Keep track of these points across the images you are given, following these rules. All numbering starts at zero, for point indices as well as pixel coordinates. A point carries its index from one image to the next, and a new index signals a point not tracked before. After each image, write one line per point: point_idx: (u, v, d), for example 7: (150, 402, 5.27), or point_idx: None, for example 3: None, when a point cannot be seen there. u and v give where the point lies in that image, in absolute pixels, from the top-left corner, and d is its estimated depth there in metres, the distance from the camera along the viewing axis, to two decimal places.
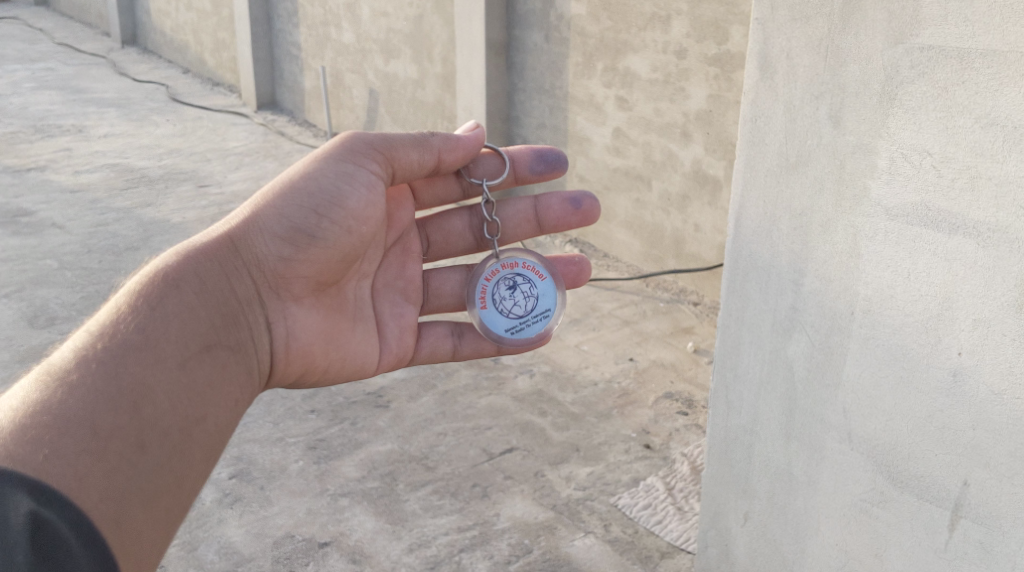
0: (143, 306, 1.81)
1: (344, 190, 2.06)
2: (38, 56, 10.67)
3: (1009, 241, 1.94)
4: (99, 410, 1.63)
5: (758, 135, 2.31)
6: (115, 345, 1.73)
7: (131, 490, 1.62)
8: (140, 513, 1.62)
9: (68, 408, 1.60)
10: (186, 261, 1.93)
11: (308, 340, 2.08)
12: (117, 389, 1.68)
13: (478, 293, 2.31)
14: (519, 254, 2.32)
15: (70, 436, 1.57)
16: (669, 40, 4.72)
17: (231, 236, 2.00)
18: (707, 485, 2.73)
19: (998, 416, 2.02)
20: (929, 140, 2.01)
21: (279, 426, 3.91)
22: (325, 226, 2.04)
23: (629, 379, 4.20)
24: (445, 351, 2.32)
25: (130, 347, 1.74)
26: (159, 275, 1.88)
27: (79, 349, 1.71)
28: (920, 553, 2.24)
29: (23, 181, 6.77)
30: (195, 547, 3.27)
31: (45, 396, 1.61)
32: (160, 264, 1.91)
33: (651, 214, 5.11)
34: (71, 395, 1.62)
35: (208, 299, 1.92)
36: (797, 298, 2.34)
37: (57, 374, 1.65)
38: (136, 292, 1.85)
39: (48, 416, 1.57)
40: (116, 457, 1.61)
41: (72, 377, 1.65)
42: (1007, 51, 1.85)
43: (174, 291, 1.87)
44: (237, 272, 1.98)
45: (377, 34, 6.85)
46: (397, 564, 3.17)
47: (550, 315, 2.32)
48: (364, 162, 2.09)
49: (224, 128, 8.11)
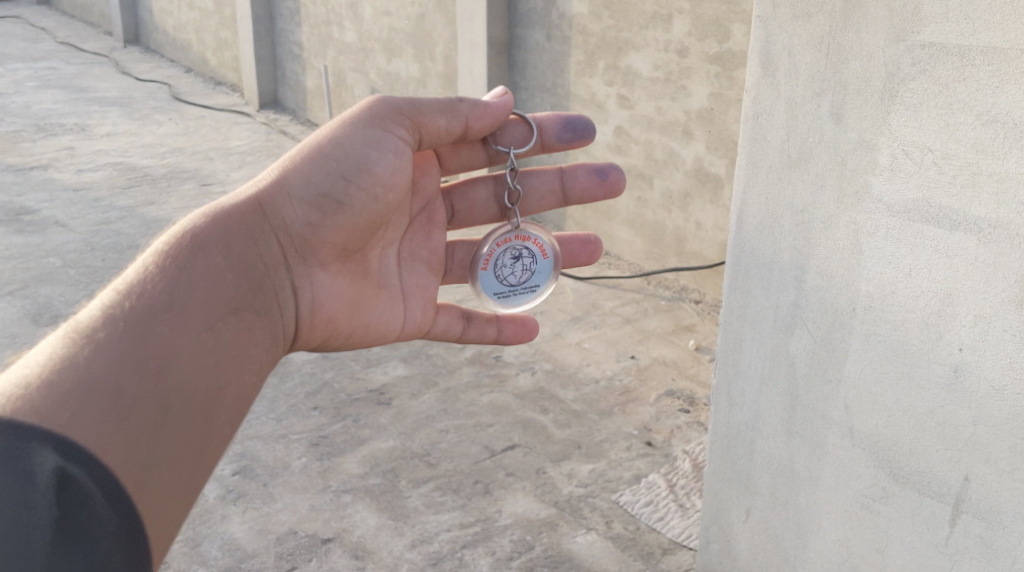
0: (169, 269, 1.69)
1: (372, 156, 1.90)
2: (40, 55, 10.69)
3: (1010, 237, 1.95)
4: (123, 374, 1.51)
5: (760, 133, 2.33)
6: (140, 308, 1.61)
7: (154, 458, 1.47)
8: (167, 478, 1.49)
9: (91, 369, 1.48)
10: (212, 224, 1.80)
11: (333, 307, 1.94)
12: (140, 355, 1.54)
13: (483, 257, 2.18)
14: (534, 229, 2.20)
15: (95, 398, 1.44)
16: (670, 39, 4.73)
17: (258, 198, 1.87)
18: (708, 481, 2.74)
19: (999, 411, 2.04)
20: (930, 137, 2.02)
21: (282, 423, 3.92)
22: (352, 193, 1.89)
23: (631, 377, 4.22)
24: (456, 331, 2.19)
25: (154, 310, 1.61)
26: (185, 237, 1.76)
27: (103, 313, 1.59)
28: (920, 548, 2.25)
29: (26, 179, 6.78)
30: (199, 543, 3.28)
31: (68, 356, 1.49)
32: (186, 226, 1.79)
33: (653, 212, 5.12)
34: (95, 355, 1.50)
35: (235, 263, 1.78)
36: (799, 294, 2.35)
37: (81, 334, 1.54)
38: (162, 254, 1.73)
39: (71, 379, 1.45)
40: (140, 425, 1.48)
41: (97, 337, 1.53)
42: (1007, 48, 1.86)
43: (200, 253, 1.74)
44: (263, 236, 1.85)
45: (379, 33, 6.87)
46: (399, 560, 3.18)
47: (537, 291, 2.25)
48: (393, 126, 1.93)
49: (227, 127, 8.13)
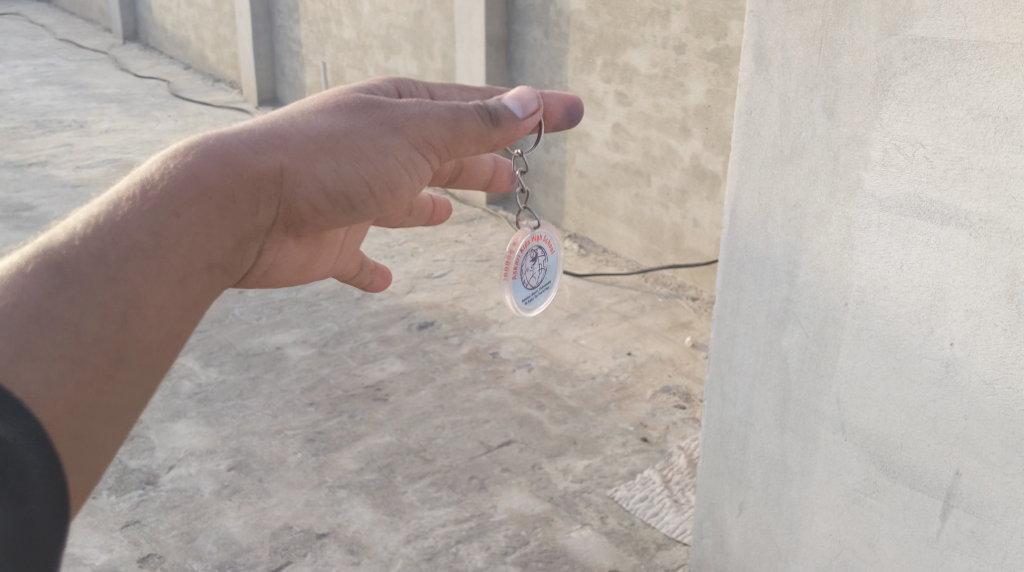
0: (167, 208, 1.28)
1: (400, 175, 1.54)
2: (41, 52, 10.69)
3: (1000, 232, 1.95)
4: (86, 317, 1.16)
5: (754, 127, 2.33)
6: (120, 246, 1.22)
7: (102, 409, 1.15)
8: (107, 438, 1.16)
9: (53, 307, 1.14)
10: (225, 163, 1.36)
11: (282, 274, 1.64)
12: (106, 300, 1.18)
13: (514, 264, 2.13)
14: (546, 227, 2.19)
15: (49, 336, 1.12)
16: (668, 35, 4.74)
17: (285, 163, 1.43)
18: (702, 477, 2.75)
19: (990, 405, 2.04)
20: (921, 131, 2.02)
21: (279, 419, 3.93)
22: (366, 205, 1.54)
23: (627, 373, 4.22)
24: (350, 274, 1.94)
25: (137, 252, 1.23)
26: (192, 175, 1.32)
27: (77, 245, 1.20)
28: (912, 543, 2.26)
29: (24, 175, 6.79)
30: (194, 537, 3.28)
31: (27, 283, 1.15)
32: (192, 157, 1.35)
33: (650, 209, 5.13)
34: (63, 291, 1.16)
35: (234, 227, 1.36)
36: (791, 290, 2.36)
37: (51, 254, 1.18)
38: (161, 182, 1.30)
39: (29, 311, 1.13)
40: (97, 373, 1.15)
41: (62, 267, 1.17)
42: (998, 43, 1.86)
43: (205, 203, 1.32)
44: (269, 205, 1.42)
45: (377, 30, 6.88)
46: (394, 554, 3.19)
47: (550, 289, 2.27)
48: (432, 151, 1.57)
49: (226, 123, 8.13)
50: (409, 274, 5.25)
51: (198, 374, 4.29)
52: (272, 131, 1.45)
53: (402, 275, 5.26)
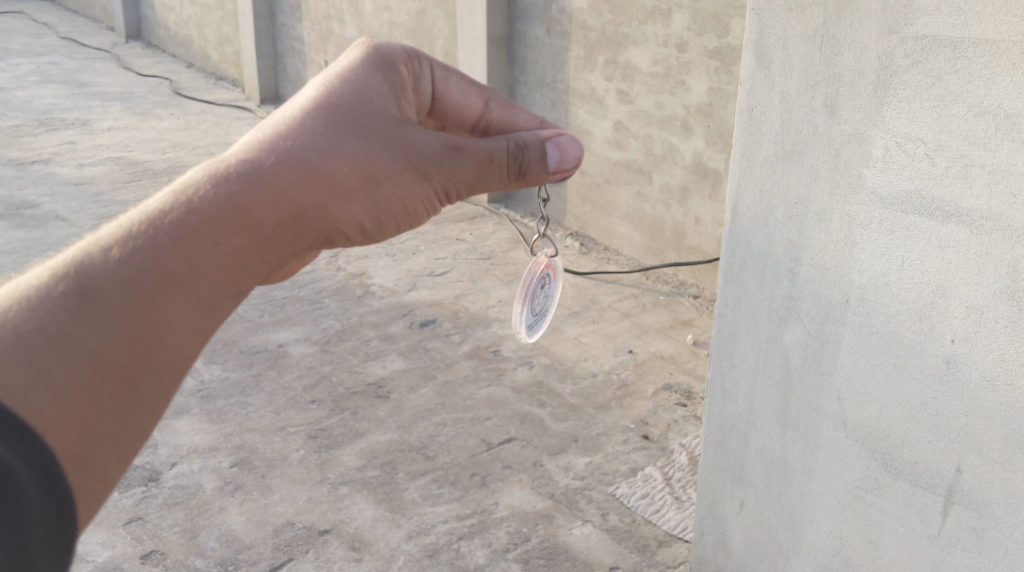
0: (206, 236, 1.13)
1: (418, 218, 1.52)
2: (43, 50, 10.71)
3: (1000, 229, 1.95)
4: (106, 344, 1.02)
5: (755, 125, 2.34)
6: (150, 270, 1.07)
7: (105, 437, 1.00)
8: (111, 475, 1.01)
9: (74, 332, 1.00)
10: (269, 196, 1.24)
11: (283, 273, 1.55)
12: (126, 325, 1.03)
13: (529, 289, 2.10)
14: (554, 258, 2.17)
15: (68, 362, 0.99)
16: (669, 33, 4.75)
17: (326, 202, 1.32)
18: (703, 474, 2.76)
19: (990, 402, 2.05)
20: (922, 128, 2.02)
21: (281, 415, 3.94)
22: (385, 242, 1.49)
23: (629, 370, 4.23)
24: None
25: (164, 282, 1.08)
26: (236, 208, 1.19)
27: (108, 267, 1.05)
28: (913, 540, 2.26)
29: (27, 173, 6.80)
30: (196, 534, 3.29)
31: (50, 303, 1.01)
32: (240, 187, 1.21)
33: (652, 207, 5.13)
34: (86, 315, 1.02)
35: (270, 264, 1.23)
36: (793, 287, 2.36)
37: (78, 273, 1.04)
38: (200, 206, 1.16)
39: (50, 334, 0.99)
40: (108, 404, 1.01)
41: (86, 291, 1.03)
42: (999, 40, 1.87)
43: (247, 235, 1.19)
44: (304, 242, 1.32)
45: (379, 28, 6.89)
46: (396, 551, 3.20)
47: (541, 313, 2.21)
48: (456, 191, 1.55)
49: (228, 121, 8.14)
50: (411, 271, 5.26)
51: (200, 371, 4.30)
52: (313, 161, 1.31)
53: (404, 273, 5.27)
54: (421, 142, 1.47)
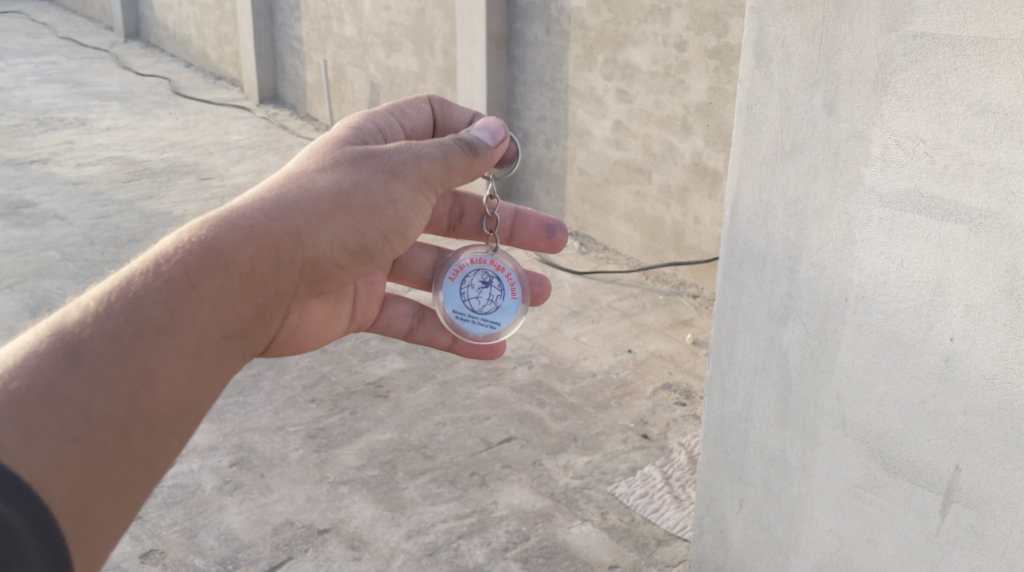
0: (183, 281, 1.47)
1: (412, 221, 1.78)
2: (42, 49, 10.71)
3: (1000, 227, 1.96)
4: (92, 393, 1.33)
5: (754, 123, 2.34)
6: (131, 322, 1.40)
7: (101, 482, 1.33)
8: (105, 510, 1.34)
9: (64, 388, 1.31)
10: (237, 231, 1.55)
11: (307, 329, 1.94)
12: (115, 373, 1.36)
13: (454, 269, 2.21)
14: (507, 261, 2.20)
15: (57, 416, 1.29)
16: (669, 33, 4.75)
17: (300, 226, 1.62)
18: (702, 472, 2.76)
19: (990, 400, 2.05)
20: (920, 126, 2.03)
21: (280, 415, 3.94)
22: (386, 250, 1.76)
23: (628, 370, 4.23)
24: (405, 326, 2.29)
25: (150, 331, 1.41)
26: (206, 253, 1.51)
27: (93, 326, 1.37)
28: (911, 537, 2.27)
29: (26, 173, 6.80)
30: (195, 533, 3.29)
31: (41, 363, 1.31)
32: (211, 235, 1.53)
33: (651, 207, 5.13)
34: (74, 370, 1.32)
35: (251, 295, 1.56)
36: (792, 285, 2.36)
37: (64, 335, 1.35)
38: (177, 257, 1.49)
39: (40, 392, 1.29)
40: (100, 450, 1.33)
41: (79, 347, 1.34)
42: (998, 38, 1.87)
43: (221, 275, 1.51)
44: (290, 274, 1.63)
45: (378, 28, 6.89)
46: (396, 550, 3.20)
47: (496, 328, 2.20)
48: (431, 189, 1.80)
49: (227, 121, 8.14)
50: None
51: None
52: (281, 196, 1.64)
53: None
54: (382, 151, 1.75)
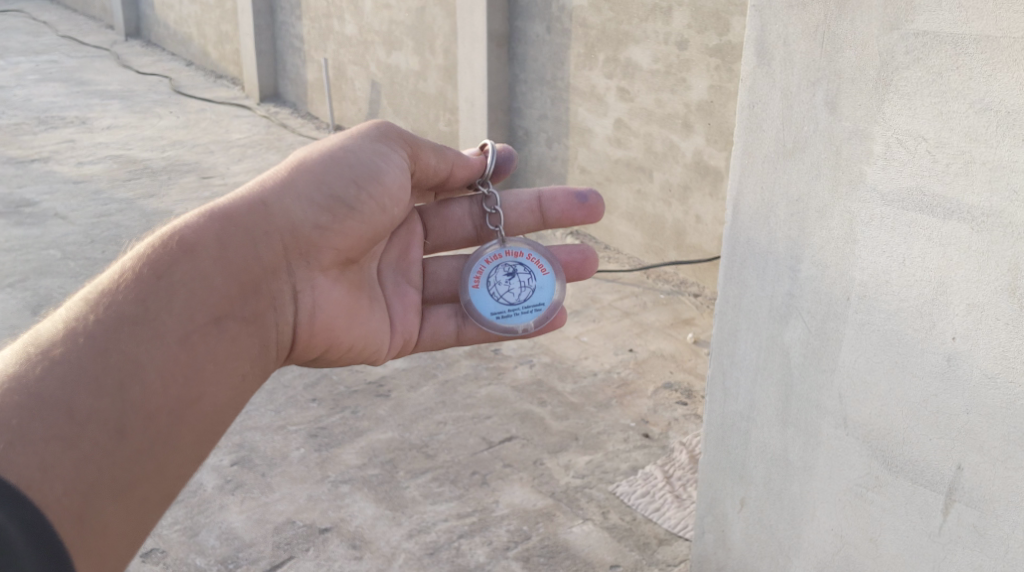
0: (150, 273, 1.69)
1: (382, 167, 1.99)
2: (42, 48, 10.69)
3: (1003, 225, 1.95)
4: (72, 390, 1.50)
5: (756, 122, 2.33)
6: (109, 318, 1.61)
7: (100, 482, 1.48)
8: (105, 505, 1.49)
9: (45, 390, 1.48)
10: (199, 222, 1.80)
11: (330, 313, 1.96)
12: (99, 367, 1.55)
13: (474, 273, 2.22)
14: (525, 244, 2.25)
15: (41, 419, 1.45)
16: (670, 31, 4.74)
17: (260, 199, 1.87)
18: (704, 472, 2.76)
19: (992, 399, 2.04)
20: (923, 125, 2.02)
21: (281, 414, 3.93)
22: (363, 200, 1.96)
23: (629, 369, 4.23)
24: (451, 330, 2.26)
25: (126, 322, 1.62)
26: (173, 240, 1.75)
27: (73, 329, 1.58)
28: (914, 537, 2.26)
29: (26, 172, 6.80)
30: (196, 532, 3.29)
31: (23, 370, 1.49)
32: (178, 226, 1.78)
33: (652, 205, 5.13)
34: (50, 373, 1.50)
35: (225, 264, 1.78)
36: (794, 284, 2.36)
37: (41, 349, 1.54)
38: (146, 256, 1.73)
39: (23, 396, 1.46)
40: (88, 445, 1.49)
41: (55, 352, 1.53)
42: (1000, 36, 1.86)
43: (187, 256, 1.74)
44: (267, 239, 1.85)
45: (379, 27, 6.89)
46: (397, 549, 3.19)
47: (541, 309, 2.26)
48: (394, 145, 2.04)
49: (228, 120, 8.14)
50: None
51: None
52: (241, 192, 1.90)
53: None
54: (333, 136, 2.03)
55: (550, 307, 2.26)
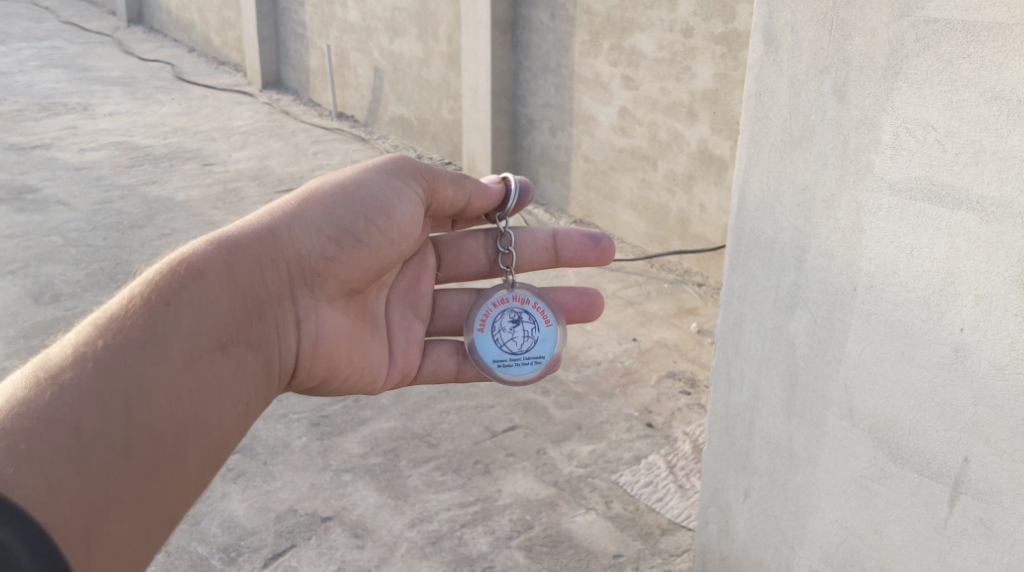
0: (159, 299, 1.68)
1: (393, 200, 1.97)
2: (43, 35, 10.64)
3: (1012, 215, 1.93)
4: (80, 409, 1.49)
5: (762, 110, 2.31)
6: (116, 342, 1.59)
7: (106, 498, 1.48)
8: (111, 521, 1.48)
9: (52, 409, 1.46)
10: (208, 249, 1.78)
11: (334, 340, 1.96)
12: (107, 388, 1.53)
13: (479, 316, 2.19)
14: (533, 292, 2.22)
15: (49, 437, 1.44)
16: (676, 19, 4.71)
17: (269, 229, 1.85)
18: (708, 462, 2.74)
19: (1000, 391, 2.02)
20: (932, 114, 2.00)
21: (283, 403, 3.92)
22: (371, 232, 1.94)
23: (632, 359, 4.21)
24: (452, 365, 2.22)
25: (134, 345, 1.60)
26: (180, 266, 1.73)
27: (80, 350, 1.56)
28: (920, 528, 2.24)
29: (29, 158, 6.78)
30: (198, 520, 3.28)
31: (31, 392, 1.47)
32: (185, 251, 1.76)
33: (656, 194, 5.11)
34: (59, 393, 1.48)
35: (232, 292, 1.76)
36: (800, 274, 2.34)
37: (50, 370, 1.52)
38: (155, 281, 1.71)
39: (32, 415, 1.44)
40: (95, 461, 1.48)
41: (65, 376, 1.51)
42: (1012, 24, 1.84)
43: (196, 283, 1.72)
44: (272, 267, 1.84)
45: (382, 13, 6.85)
46: (399, 538, 3.19)
47: (541, 362, 2.23)
48: (410, 179, 2.01)
49: (230, 106, 8.11)
50: None
51: None
52: (251, 220, 1.88)
53: None
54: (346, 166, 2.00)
55: (550, 360, 2.23)
